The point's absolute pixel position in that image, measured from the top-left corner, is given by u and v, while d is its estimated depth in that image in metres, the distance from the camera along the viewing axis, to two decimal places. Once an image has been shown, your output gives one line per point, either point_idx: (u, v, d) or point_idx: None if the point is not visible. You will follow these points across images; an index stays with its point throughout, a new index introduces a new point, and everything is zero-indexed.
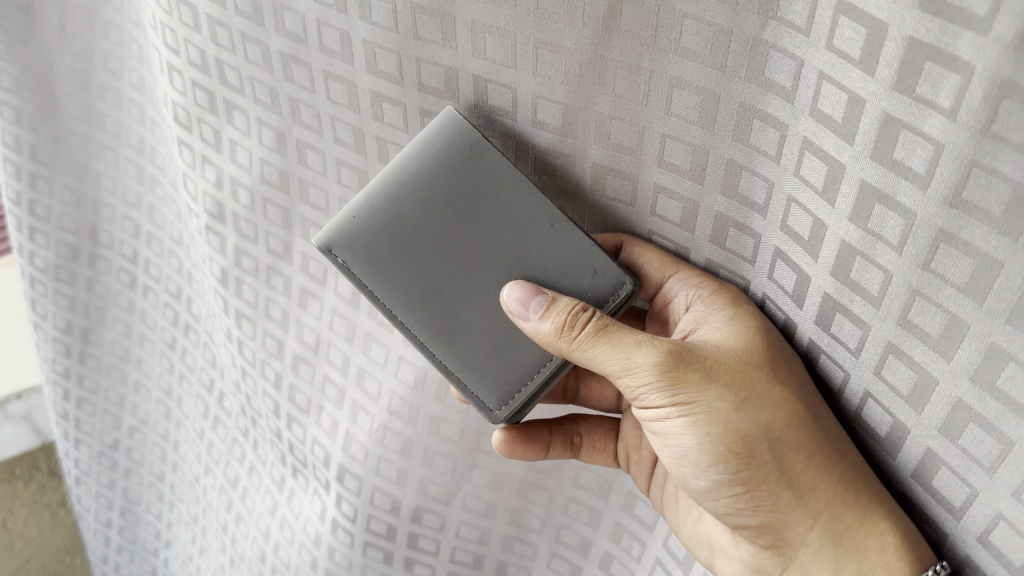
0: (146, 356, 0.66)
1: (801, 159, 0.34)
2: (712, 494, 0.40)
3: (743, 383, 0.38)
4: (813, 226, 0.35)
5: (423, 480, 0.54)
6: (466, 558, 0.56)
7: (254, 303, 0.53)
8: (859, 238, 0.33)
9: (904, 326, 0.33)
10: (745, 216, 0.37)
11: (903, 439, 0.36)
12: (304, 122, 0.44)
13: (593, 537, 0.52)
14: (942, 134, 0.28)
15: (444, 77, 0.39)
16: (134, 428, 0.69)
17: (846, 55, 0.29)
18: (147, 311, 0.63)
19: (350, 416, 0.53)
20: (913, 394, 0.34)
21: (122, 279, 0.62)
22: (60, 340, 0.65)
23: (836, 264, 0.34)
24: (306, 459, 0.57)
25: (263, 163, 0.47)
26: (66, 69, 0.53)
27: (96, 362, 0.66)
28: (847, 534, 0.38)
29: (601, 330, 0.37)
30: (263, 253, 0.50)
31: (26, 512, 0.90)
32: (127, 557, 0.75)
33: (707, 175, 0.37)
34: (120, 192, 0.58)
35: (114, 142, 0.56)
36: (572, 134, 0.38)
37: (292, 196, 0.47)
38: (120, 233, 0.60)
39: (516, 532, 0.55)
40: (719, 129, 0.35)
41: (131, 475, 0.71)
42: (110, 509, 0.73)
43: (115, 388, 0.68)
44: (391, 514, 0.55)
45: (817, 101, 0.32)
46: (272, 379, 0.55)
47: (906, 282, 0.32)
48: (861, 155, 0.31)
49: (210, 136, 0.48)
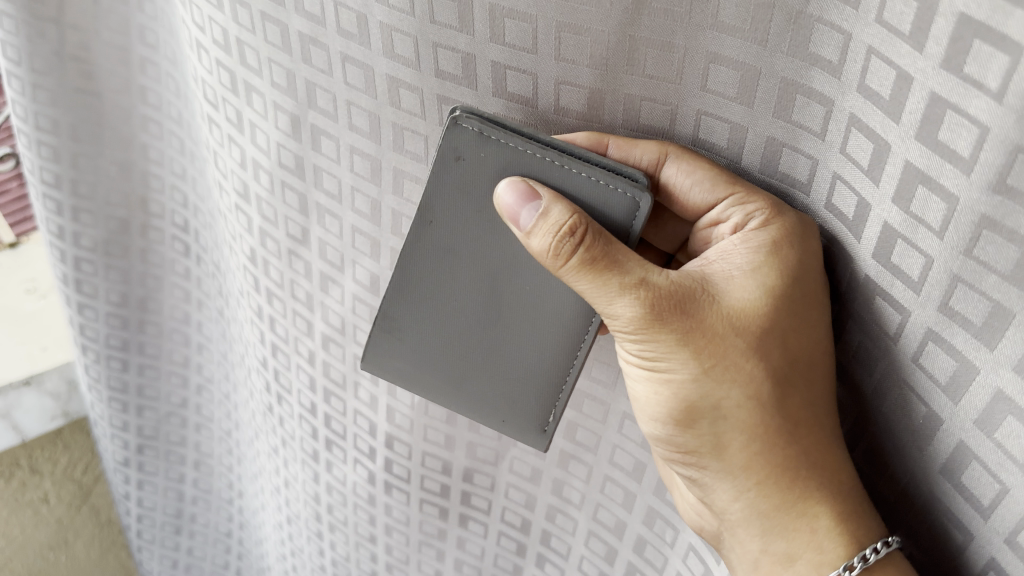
0: (205, 320, 0.69)
1: (847, 136, 0.34)
2: (659, 438, 0.42)
3: (712, 356, 0.39)
4: (858, 206, 0.36)
5: (470, 444, 0.55)
6: (515, 520, 0.58)
7: (280, 283, 0.54)
8: (902, 221, 0.34)
9: (946, 314, 0.34)
10: (789, 192, 0.38)
11: (937, 429, 0.37)
12: (319, 106, 0.44)
13: (627, 520, 0.53)
14: (988, 116, 0.29)
15: (461, 63, 0.38)
16: (201, 387, 0.74)
17: (897, 29, 0.30)
18: (203, 279, 0.66)
19: (388, 391, 0.54)
20: (950, 385, 0.35)
21: (177, 248, 0.65)
22: (116, 315, 0.67)
23: (878, 246, 0.35)
24: (345, 431, 0.59)
25: (280, 146, 0.47)
26: (106, 46, 0.54)
27: (156, 329, 0.69)
28: (774, 514, 0.41)
29: (585, 267, 0.38)
30: (284, 237, 0.51)
31: (7, 510, 0.96)
32: (202, 505, 0.81)
33: (745, 153, 0.38)
34: (168, 163, 0.60)
35: (156, 115, 0.58)
36: (598, 119, 0.39)
37: (308, 181, 0.47)
38: (171, 203, 0.62)
39: (559, 503, 0.56)
40: (759, 106, 0.36)
41: (202, 430, 0.76)
42: (184, 463, 0.78)
43: (179, 352, 0.71)
44: (444, 474, 0.58)
45: (865, 77, 0.33)
46: (306, 355, 0.56)
47: (947, 267, 0.33)
48: (906, 135, 0.32)
49: (233, 116, 0.48)
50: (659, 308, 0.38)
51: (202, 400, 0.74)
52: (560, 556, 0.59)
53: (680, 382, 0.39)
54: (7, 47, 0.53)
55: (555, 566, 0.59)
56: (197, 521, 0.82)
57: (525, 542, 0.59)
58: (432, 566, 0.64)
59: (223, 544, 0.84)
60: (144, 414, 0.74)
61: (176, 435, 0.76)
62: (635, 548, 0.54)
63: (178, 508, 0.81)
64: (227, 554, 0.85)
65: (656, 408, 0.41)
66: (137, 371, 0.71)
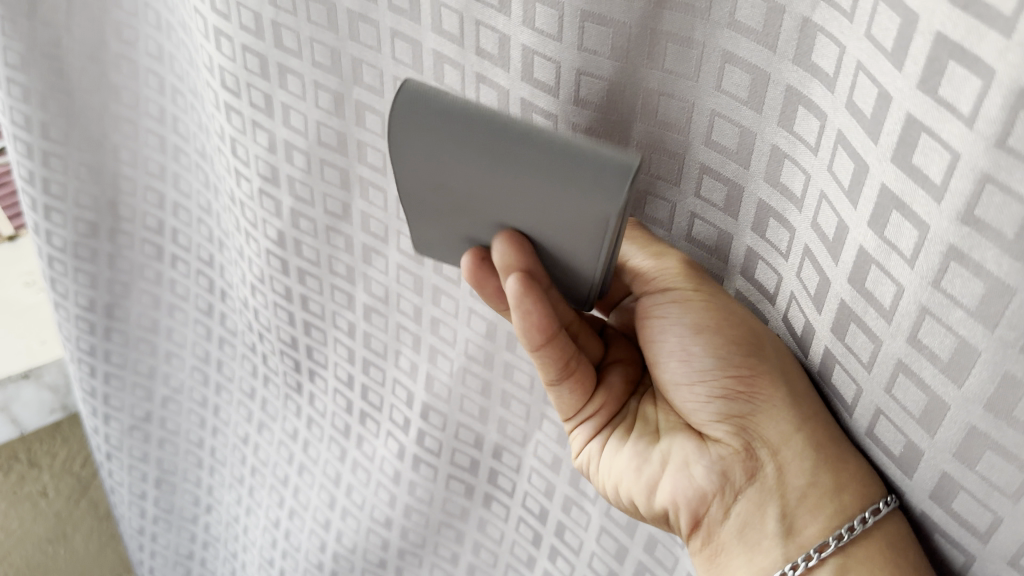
0: (175, 325, 0.69)
1: (834, 154, 0.34)
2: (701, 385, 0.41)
3: (750, 306, 0.42)
4: (838, 227, 0.35)
5: (502, 420, 0.55)
6: (534, 507, 0.57)
7: (316, 261, 0.55)
8: (876, 246, 0.33)
9: (915, 345, 0.34)
10: (784, 207, 0.38)
11: (917, 460, 0.36)
12: (365, 82, 0.45)
13: (637, 519, 0.52)
14: (959, 142, 0.28)
15: (498, 43, 0.39)
16: (167, 399, 0.74)
17: (881, 45, 0.30)
18: (177, 282, 0.67)
19: (430, 359, 0.55)
20: (924, 416, 0.35)
21: (147, 251, 0.66)
22: (84, 317, 0.70)
23: (853, 271, 0.35)
24: (382, 402, 0.59)
25: (320, 125, 0.48)
26: (76, 45, 0.56)
27: (123, 337, 0.71)
28: (830, 445, 0.40)
29: (663, 214, 0.41)
30: (320, 215, 0.52)
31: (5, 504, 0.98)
32: (163, 527, 0.82)
33: (753, 159, 0.38)
34: (142, 163, 0.61)
35: (135, 114, 0.59)
36: (616, 112, 0.39)
37: (350, 158, 0.48)
38: (143, 204, 0.63)
39: (575, 495, 0.55)
40: (767, 112, 0.36)
41: (166, 446, 0.77)
42: (145, 481, 0.79)
43: (145, 361, 0.72)
44: (475, 448, 0.57)
45: (853, 93, 0.32)
46: (347, 328, 0.57)
47: (916, 298, 0.32)
48: (884, 157, 0.31)
49: (260, 101, 0.49)
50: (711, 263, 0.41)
51: (167, 414, 0.75)
52: (571, 551, 0.57)
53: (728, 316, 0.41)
54: (8, 52, 0.56)
55: (567, 561, 0.58)
56: (158, 541, 0.83)
57: (542, 531, 0.58)
58: (450, 550, 0.64)
59: (182, 566, 0.85)
60: (110, 422, 0.77)
61: (139, 450, 0.78)
62: (646, 547, 0.53)
63: (141, 525, 0.83)
64: None
65: (698, 356, 0.41)
66: (104, 379, 0.73)
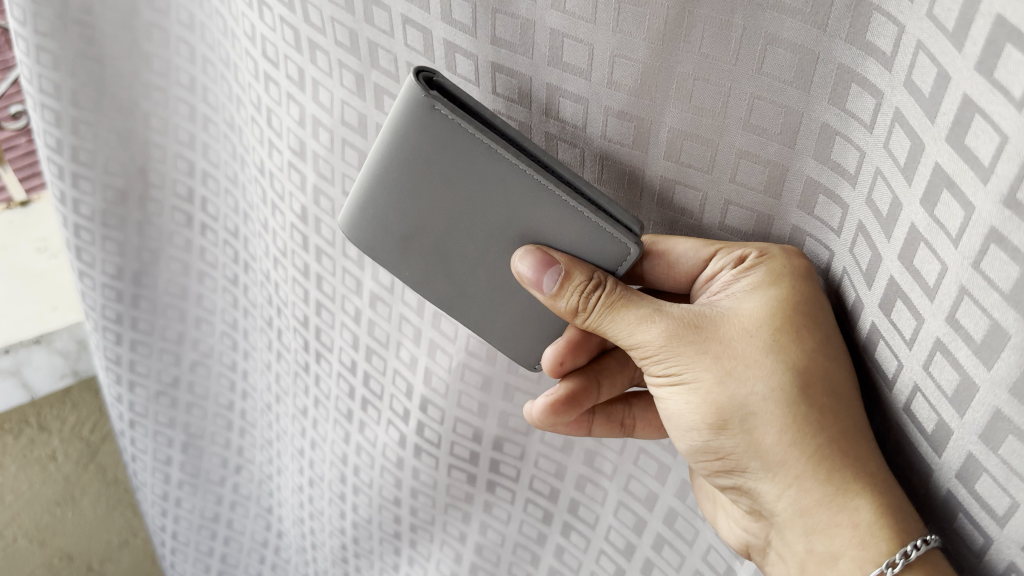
0: (206, 292, 0.71)
1: (891, 132, 0.35)
2: (698, 446, 0.45)
3: (732, 360, 0.42)
4: (892, 204, 0.36)
5: (503, 413, 0.57)
6: (543, 488, 0.60)
7: (332, 241, 0.56)
8: (926, 223, 0.34)
9: (952, 325, 0.34)
10: (836, 183, 0.38)
11: (945, 441, 0.37)
12: (382, 66, 0.46)
13: (659, 491, 0.54)
14: (1010, 125, 0.29)
15: (519, 29, 0.41)
16: (195, 363, 0.75)
17: (942, 25, 0.30)
18: (206, 249, 0.68)
19: (429, 352, 0.56)
20: (955, 396, 0.36)
21: (177, 219, 0.66)
22: (111, 286, 0.70)
23: (904, 248, 0.36)
24: (383, 390, 0.61)
25: (344, 104, 0.49)
26: (107, 10, 0.56)
27: (150, 305, 0.71)
28: (816, 509, 0.41)
29: (609, 305, 0.43)
30: (339, 195, 0.53)
31: (15, 467, 0.99)
32: (189, 490, 0.83)
33: (800, 137, 0.38)
34: (173, 131, 0.62)
35: (166, 83, 0.60)
36: (649, 96, 0.39)
37: (368, 140, 0.49)
38: (173, 172, 0.64)
39: (590, 472, 0.57)
40: (815, 90, 0.36)
41: (194, 410, 0.78)
42: (170, 446, 0.80)
43: (173, 328, 0.73)
44: (473, 441, 0.59)
45: (911, 71, 0.33)
46: (351, 313, 0.59)
47: (958, 278, 0.33)
48: (939, 137, 0.32)
49: (295, 74, 0.50)
50: (676, 332, 0.42)
51: (195, 377, 0.76)
52: (587, 525, 0.59)
53: (707, 389, 0.42)
54: (37, 19, 0.56)
55: (581, 535, 0.60)
56: (183, 505, 0.84)
57: (552, 509, 0.60)
58: (458, 529, 0.66)
59: (207, 530, 0.86)
60: (136, 390, 0.76)
61: (165, 416, 0.78)
62: (665, 519, 0.55)
63: (164, 491, 0.83)
64: (212, 540, 0.86)
65: (690, 423, 0.44)
66: (131, 346, 0.73)
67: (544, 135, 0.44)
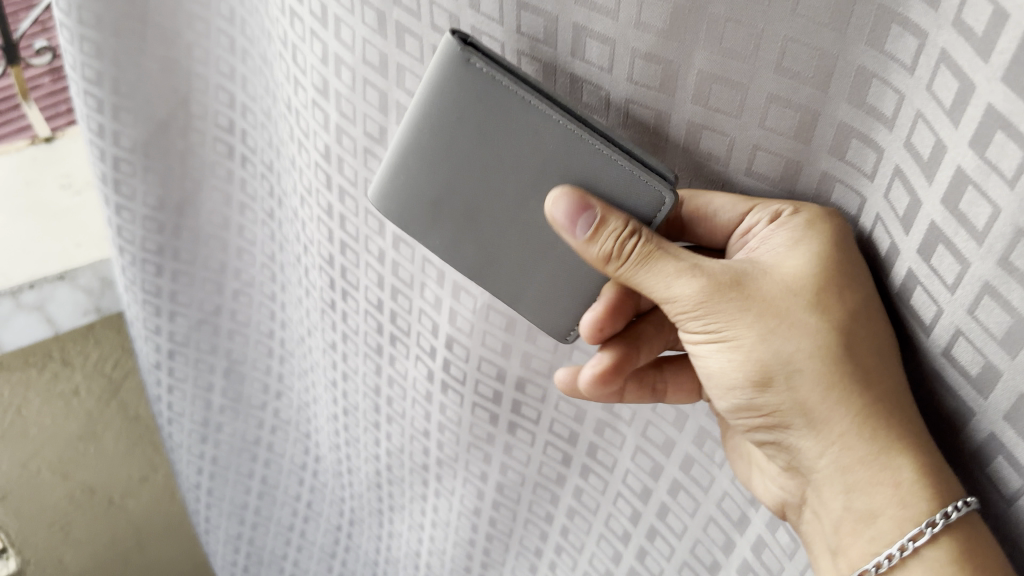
0: (247, 223, 0.71)
1: (936, 72, 0.33)
2: (736, 402, 0.45)
3: (777, 317, 0.42)
4: (934, 147, 0.35)
5: (525, 353, 0.57)
6: (562, 432, 0.60)
7: (354, 181, 0.56)
8: (975, 166, 0.33)
9: (1004, 268, 0.34)
10: (870, 127, 0.38)
11: (991, 386, 0.37)
12: (404, 3, 0.45)
13: (676, 439, 0.55)
14: None
15: None
16: (237, 291, 0.77)
17: None
18: (246, 180, 0.68)
19: (453, 294, 0.56)
20: (1006, 337, 0.35)
21: (220, 149, 0.67)
22: (151, 219, 0.71)
23: (948, 191, 0.35)
24: (409, 329, 0.62)
25: (365, 42, 0.48)
26: None
27: (191, 235, 0.73)
28: (857, 467, 0.42)
29: (645, 256, 0.43)
30: (361, 134, 0.53)
31: (39, 400, 1.02)
32: (230, 414, 0.87)
33: (833, 81, 0.37)
34: (214, 62, 0.62)
35: (205, 13, 0.59)
36: (678, 37, 0.38)
37: (389, 79, 0.49)
38: (215, 103, 0.64)
39: (609, 418, 0.58)
40: (851, 30, 0.35)
41: (235, 336, 0.80)
42: (213, 372, 0.83)
43: (214, 257, 0.75)
44: (497, 381, 0.59)
45: (961, 11, 0.31)
46: (376, 253, 0.59)
47: (1013, 219, 0.33)
48: (993, 76, 0.31)
49: (318, 10, 0.49)
50: (719, 288, 0.43)
51: (238, 306, 0.78)
52: (606, 469, 0.60)
53: (749, 347, 0.43)
54: None
55: (599, 478, 0.61)
56: (224, 430, 0.88)
57: (572, 453, 0.61)
58: (479, 468, 0.67)
59: (248, 452, 0.90)
60: (176, 320, 0.79)
61: (206, 343, 0.81)
62: (681, 466, 0.55)
63: (205, 416, 0.88)
64: (252, 463, 0.91)
65: (729, 382, 0.45)
66: (172, 276, 0.76)
67: (568, 76, 0.43)
